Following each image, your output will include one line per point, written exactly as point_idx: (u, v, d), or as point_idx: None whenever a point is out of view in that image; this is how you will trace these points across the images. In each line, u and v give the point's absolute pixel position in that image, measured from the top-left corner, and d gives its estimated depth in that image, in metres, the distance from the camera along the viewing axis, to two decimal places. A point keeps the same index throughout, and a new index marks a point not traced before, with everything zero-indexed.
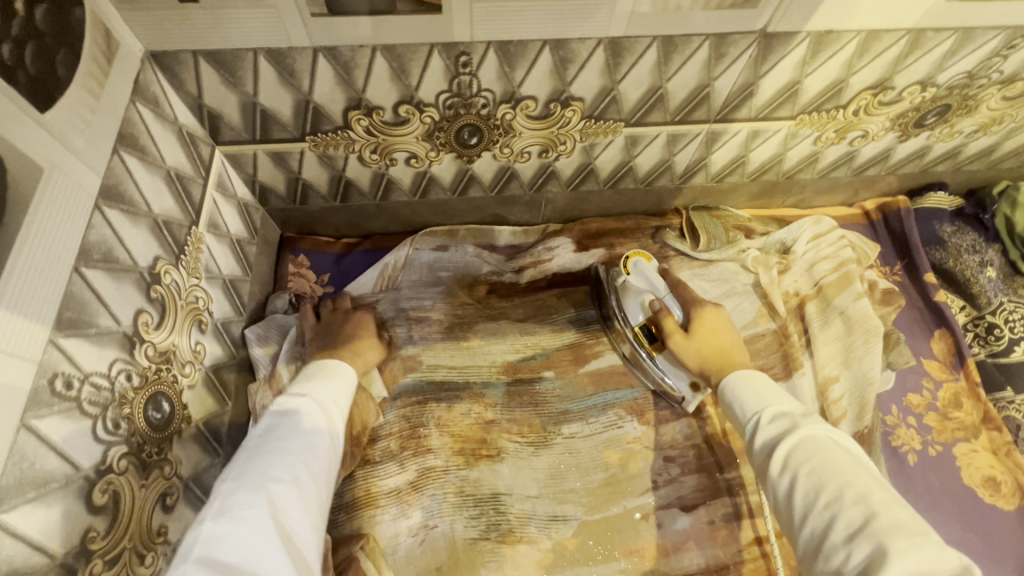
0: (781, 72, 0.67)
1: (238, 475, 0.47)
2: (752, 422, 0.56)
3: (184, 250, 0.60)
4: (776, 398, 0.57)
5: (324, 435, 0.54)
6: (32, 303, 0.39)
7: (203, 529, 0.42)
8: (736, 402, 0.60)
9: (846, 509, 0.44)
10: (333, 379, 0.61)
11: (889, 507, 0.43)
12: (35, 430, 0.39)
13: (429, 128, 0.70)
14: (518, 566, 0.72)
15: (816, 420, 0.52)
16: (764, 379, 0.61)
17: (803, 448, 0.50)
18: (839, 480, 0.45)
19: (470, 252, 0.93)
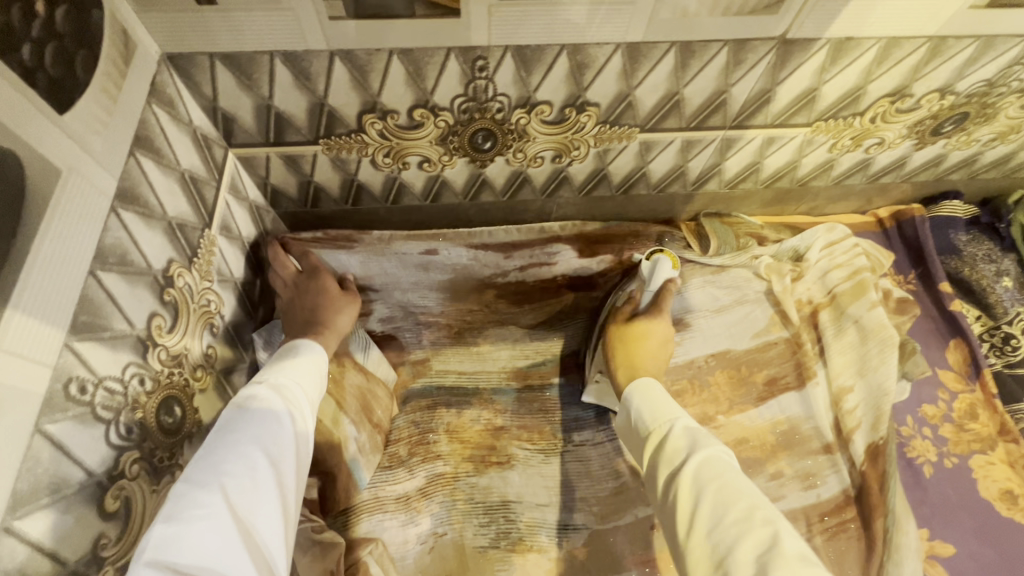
0: (798, 79, 0.66)
1: (191, 471, 0.45)
2: (662, 436, 0.57)
3: (198, 253, 0.60)
4: (680, 415, 0.59)
5: (287, 421, 0.52)
6: (48, 306, 0.39)
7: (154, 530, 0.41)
8: (644, 416, 0.61)
9: (756, 527, 0.45)
10: (298, 367, 0.59)
11: (783, 531, 0.45)
12: (49, 434, 0.38)
13: (443, 132, 0.69)
14: (528, 574, 0.71)
15: (715, 439, 0.54)
16: (665, 394, 0.63)
17: (708, 467, 0.51)
18: (745, 502, 0.47)
19: (465, 254, 0.82)
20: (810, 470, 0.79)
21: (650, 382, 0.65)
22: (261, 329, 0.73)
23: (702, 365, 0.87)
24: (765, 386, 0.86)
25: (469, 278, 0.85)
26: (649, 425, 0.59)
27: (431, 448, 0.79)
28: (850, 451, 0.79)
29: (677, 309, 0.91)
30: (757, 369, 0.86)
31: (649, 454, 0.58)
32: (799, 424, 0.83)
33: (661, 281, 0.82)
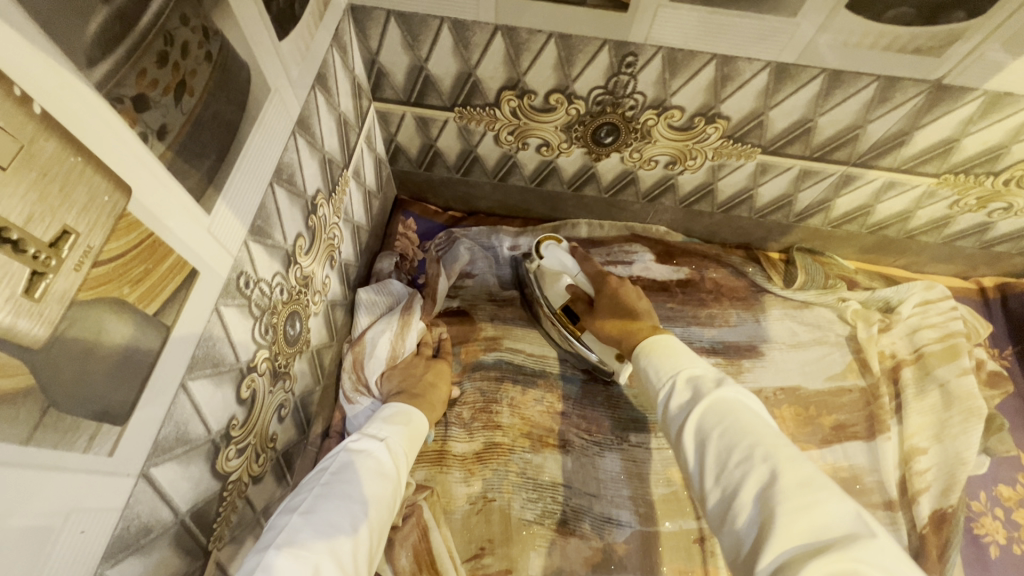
0: (941, 126, 0.65)
1: (306, 511, 0.47)
2: (668, 387, 0.52)
3: (336, 188, 0.65)
4: (693, 363, 0.54)
5: (387, 489, 0.53)
6: (240, 206, 0.43)
7: (267, 558, 0.41)
8: (652, 371, 0.55)
9: (753, 465, 0.41)
10: (407, 427, 0.62)
11: (793, 466, 0.40)
12: (221, 315, 0.43)
13: (571, 119, 0.72)
14: (566, 557, 0.73)
15: (728, 381, 0.49)
16: (679, 342, 0.57)
17: (717, 414, 0.46)
18: (750, 440, 0.43)
19: None
20: None
21: (658, 336, 0.60)
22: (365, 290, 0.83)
23: (770, 397, 0.86)
24: (833, 430, 0.83)
25: None
26: (657, 377, 0.54)
27: (492, 418, 0.82)
28: (913, 512, 0.76)
29: (754, 335, 0.91)
30: (826, 412, 0.84)
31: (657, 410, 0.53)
32: (862, 474, 0.80)
33: (574, 263, 0.84)
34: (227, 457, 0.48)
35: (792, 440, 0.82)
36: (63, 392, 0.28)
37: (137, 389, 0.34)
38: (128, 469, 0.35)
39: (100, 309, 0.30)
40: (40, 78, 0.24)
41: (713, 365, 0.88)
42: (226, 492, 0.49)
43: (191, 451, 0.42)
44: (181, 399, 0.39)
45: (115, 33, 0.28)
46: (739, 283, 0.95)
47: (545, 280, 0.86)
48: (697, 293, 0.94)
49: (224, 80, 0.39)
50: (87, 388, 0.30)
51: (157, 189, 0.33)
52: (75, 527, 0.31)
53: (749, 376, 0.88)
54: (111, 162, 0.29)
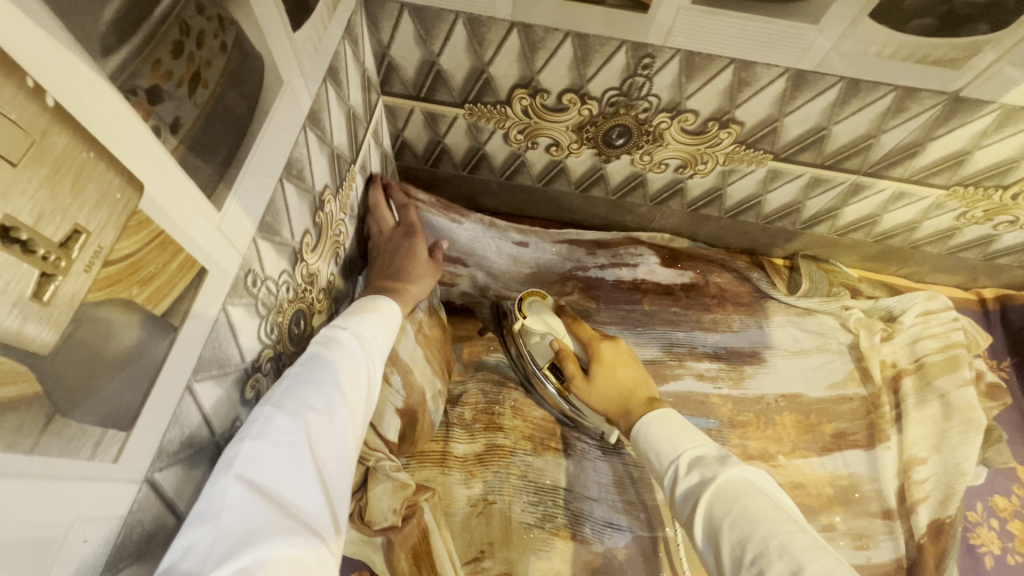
0: (954, 139, 0.65)
1: (278, 396, 0.45)
2: (671, 471, 0.57)
3: (343, 183, 0.64)
4: (694, 443, 0.58)
5: (359, 366, 0.53)
6: (251, 201, 0.42)
7: (246, 447, 0.41)
8: (655, 452, 0.59)
9: (773, 560, 0.45)
10: (377, 315, 0.60)
11: (809, 557, 0.44)
12: (228, 314, 0.42)
13: (583, 120, 0.71)
14: (567, 561, 0.72)
15: (731, 460, 0.54)
16: (681, 419, 0.61)
17: (725, 499, 0.50)
18: (762, 532, 0.47)
19: (548, 249, 0.94)
20: (865, 530, 0.77)
21: (664, 408, 0.64)
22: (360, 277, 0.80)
23: (771, 404, 0.86)
24: (833, 438, 0.84)
25: (551, 271, 0.95)
26: (660, 462, 0.58)
27: (494, 419, 0.83)
28: (911, 522, 0.76)
29: (756, 342, 0.91)
30: (827, 420, 0.85)
31: (665, 490, 0.57)
32: (861, 483, 0.80)
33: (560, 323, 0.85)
34: None
35: (793, 448, 0.83)
36: (69, 397, 0.27)
37: (144, 393, 0.33)
38: (132, 476, 0.33)
39: (110, 309, 0.29)
40: (52, 62, 0.23)
41: (715, 370, 0.88)
42: None
43: (195, 455, 0.40)
44: (187, 401, 0.38)
45: (131, 21, 0.27)
46: (743, 288, 0.94)
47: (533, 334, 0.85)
48: (701, 298, 0.94)
49: (237, 72, 0.38)
50: (94, 393, 0.29)
51: (169, 185, 0.31)
52: (77, 536, 0.29)
53: (751, 383, 0.88)
54: (123, 157, 0.27)
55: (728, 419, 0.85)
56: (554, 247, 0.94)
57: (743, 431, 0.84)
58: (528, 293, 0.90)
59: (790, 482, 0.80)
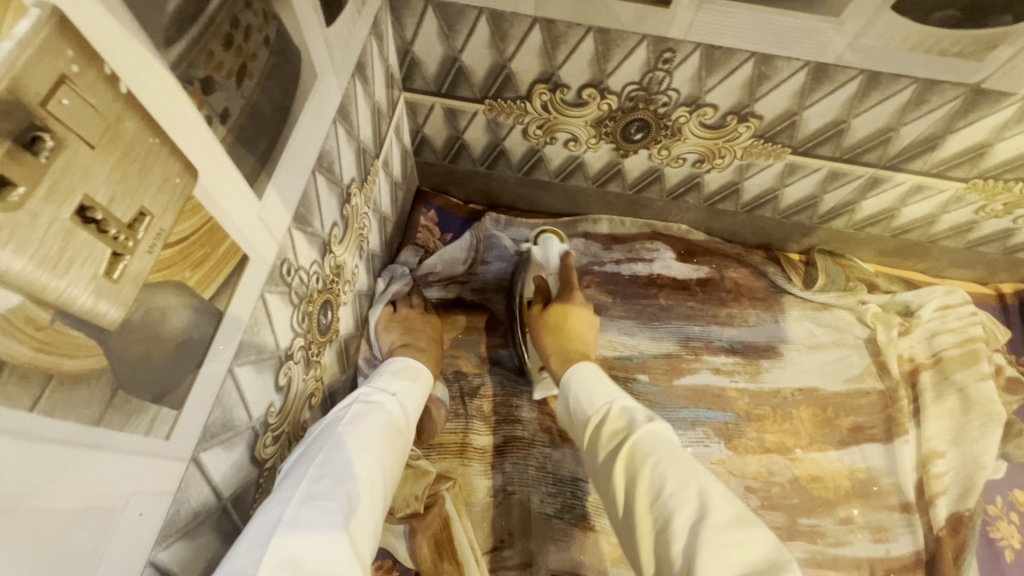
0: (975, 131, 0.65)
1: (322, 462, 0.44)
2: (601, 416, 0.54)
3: (367, 177, 0.65)
4: (622, 393, 0.56)
5: (399, 439, 0.52)
6: (287, 192, 0.43)
7: (290, 512, 0.39)
8: (583, 398, 0.57)
9: (682, 506, 0.42)
10: (416, 383, 0.61)
11: (715, 503, 0.42)
12: (266, 302, 0.43)
13: (601, 115, 0.72)
14: (586, 551, 0.73)
15: (655, 414, 0.51)
16: (601, 371, 0.59)
17: (640, 445, 0.48)
18: (678, 477, 0.44)
19: (568, 245, 0.96)
20: (883, 523, 0.77)
21: (587, 364, 0.61)
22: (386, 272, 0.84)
23: (788, 397, 0.86)
24: (850, 432, 0.84)
25: None
26: (588, 409, 0.55)
27: (512, 412, 0.83)
28: (930, 515, 0.76)
29: (773, 336, 0.91)
30: (844, 414, 0.85)
31: (588, 439, 0.54)
32: (879, 476, 0.80)
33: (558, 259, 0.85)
34: (264, 444, 0.48)
35: (810, 441, 0.83)
36: (130, 374, 0.28)
37: (192, 373, 0.34)
38: (180, 453, 0.34)
39: (166, 291, 0.30)
40: (123, 52, 0.24)
41: (732, 364, 0.89)
42: (262, 477, 0.49)
43: (234, 437, 0.42)
44: (228, 384, 0.39)
45: (191, 14, 0.28)
46: (759, 283, 0.95)
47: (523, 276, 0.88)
48: (717, 292, 0.94)
49: (279, 65, 0.39)
50: (150, 372, 0.30)
51: (218, 173, 0.33)
52: (134, 509, 0.31)
53: (767, 376, 0.88)
54: (182, 142, 0.28)
55: (745, 412, 0.85)
56: (570, 244, 0.96)
57: (760, 425, 0.84)
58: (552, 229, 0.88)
59: (807, 475, 0.81)
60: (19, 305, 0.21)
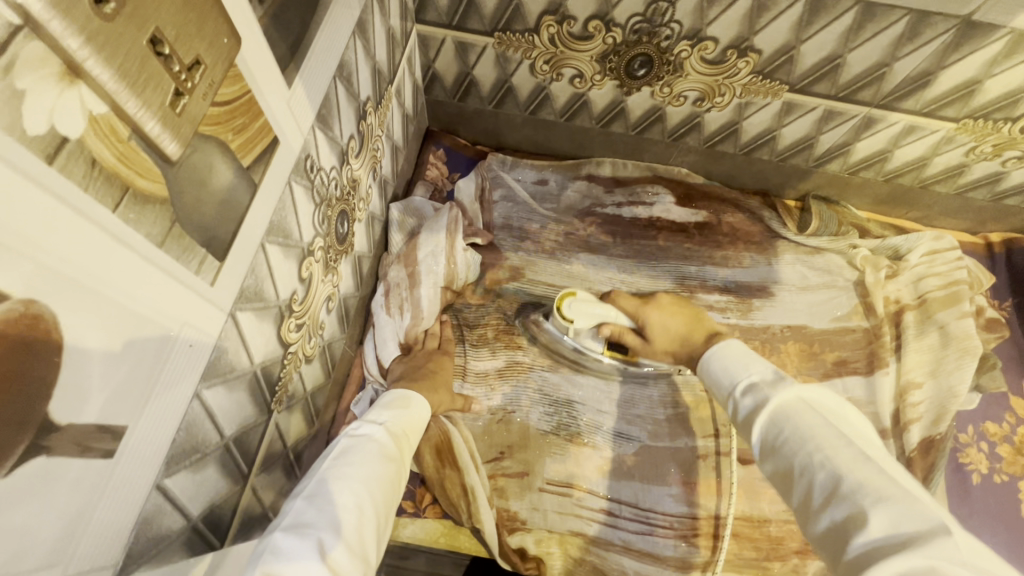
0: (965, 67, 0.68)
1: (309, 495, 0.46)
2: (733, 397, 0.52)
3: (382, 101, 0.68)
4: (757, 368, 0.53)
5: (392, 468, 0.53)
6: (313, 88, 0.47)
7: (272, 538, 0.42)
8: (718, 379, 0.56)
9: (818, 472, 0.40)
10: (407, 411, 0.62)
11: (862, 471, 0.38)
12: (292, 190, 0.47)
13: (607, 49, 0.75)
14: (579, 464, 0.79)
15: (790, 380, 0.48)
16: (745, 350, 0.56)
17: (778, 423, 0.45)
18: (812, 444, 0.41)
19: (571, 187, 0.99)
20: None
21: (732, 343, 0.58)
22: (400, 201, 0.89)
23: (777, 333, 0.91)
24: (834, 365, 0.88)
25: (572, 207, 0.98)
26: (723, 388, 0.54)
27: (514, 339, 0.87)
28: (904, 440, 0.81)
29: (766, 277, 0.94)
30: (829, 349, 0.89)
31: (729, 414, 0.53)
32: (859, 406, 0.85)
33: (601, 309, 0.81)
34: (289, 328, 0.52)
35: (796, 373, 0.88)
36: (186, 212, 0.33)
37: (232, 231, 0.38)
38: (221, 304, 0.39)
39: (215, 147, 0.34)
40: None
41: (725, 302, 0.93)
42: (286, 359, 0.54)
43: (264, 310, 0.46)
44: (260, 257, 0.44)
45: None
46: (754, 228, 0.98)
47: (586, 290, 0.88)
48: (714, 236, 0.97)
49: None
50: (201, 218, 0.34)
51: (257, 49, 0.37)
52: (187, 339, 0.35)
53: (758, 314, 0.92)
54: (230, 9, 0.32)
55: None
56: (574, 185, 0.99)
57: None
58: (563, 295, 0.83)
59: None
60: (104, 113, 0.25)
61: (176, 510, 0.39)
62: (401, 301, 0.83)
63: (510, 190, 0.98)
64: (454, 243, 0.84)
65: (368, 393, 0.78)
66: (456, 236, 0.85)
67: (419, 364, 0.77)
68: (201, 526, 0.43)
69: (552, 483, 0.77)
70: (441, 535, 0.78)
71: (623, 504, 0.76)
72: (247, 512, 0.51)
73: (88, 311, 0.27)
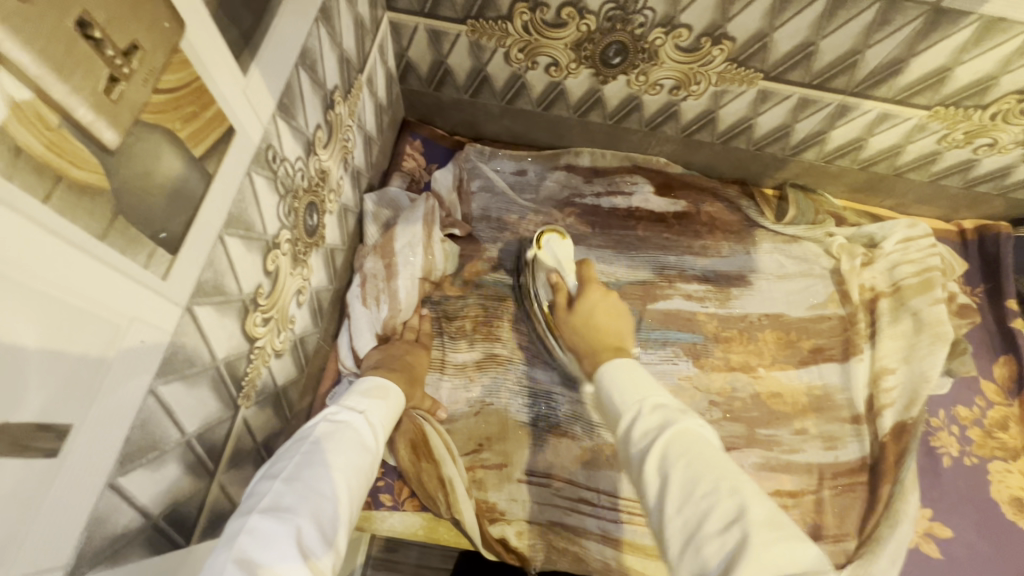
0: (936, 54, 0.68)
1: (288, 478, 0.46)
2: (631, 415, 0.49)
3: (351, 90, 0.67)
4: (658, 391, 0.51)
5: (369, 457, 0.52)
6: (272, 76, 0.46)
7: (250, 524, 0.41)
8: (615, 394, 0.52)
9: (721, 501, 0.40)
10: (386, 401, 0.60)
11: (757, 503, 0.40)
12: (253, 181, 0.46)
13: (581, 37, 0.74)
14: (558, 453, 0.79)
15: (692, 411, 0.48)
16: (644, 371, 0.54)
17: (675, 448, 0.44)
18: (714, 474, 0.41)
19: (550, 177, 0.99)
20: (835, 433, 0.83)
21: (630, 360, 0.56)
22: (373, 191, 0.87)
23: (754, 322, 0.91)
24: (811, 353, 0.89)
25: (551, 197, 0.98)
26: (620, 403, 0.51)
27: (493, 331, 0.86)
28: (877, 425, 0.82)
29: (744, 266, 0.95)
30: (806, 337, 0.90)
31: (616, 435, 0.50)
32: (834, 392, 0.86)
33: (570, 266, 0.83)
34: (254, 322, 0.51)
35: (772, 361, 0.89)
36: (130, 203, 0.32)
37: (185, 223, 0.37)
38: (175, 297, 0.38)
39: (160, 136, 0.33)
40: None
41: (703, 291, 0.93)
42: (253, 355, 0.52)
43: (226, 304, 0.45)
44: (219, 249, 0.43)
45: None
46: (733, 217, 0.98)
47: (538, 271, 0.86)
48: (693, 225, 0.97)
49: None
50: (148, 209, 0.33)
51: (206, 35, 0.36)
52: (137, 335, 0.34)
53: (736, 303, 0.93)
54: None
55: (713, 334, 0.90)
56: (553, 176, 0.99)
57: (726, 345, 0.90)
58: (549, 229, 0.87)
59: (768, 391, 0.87)
60: (30, 100, 0.24)
61: (133, 509, 0.38)
62: (377, 292, 0.82)
63: (488, 181, 0.97)
64: (431, 234, 0.84)
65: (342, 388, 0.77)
66: (434, 226, 0.85)
67: (397, 353, 0.77)
68: (163, 524, 0.42)
69: (531, 473, 0.78)
70: (420, 528, 0.76)
71: (602, 493, 0.77)
72: (217, 508, 0.51)
73: (20, 305, 0.26)
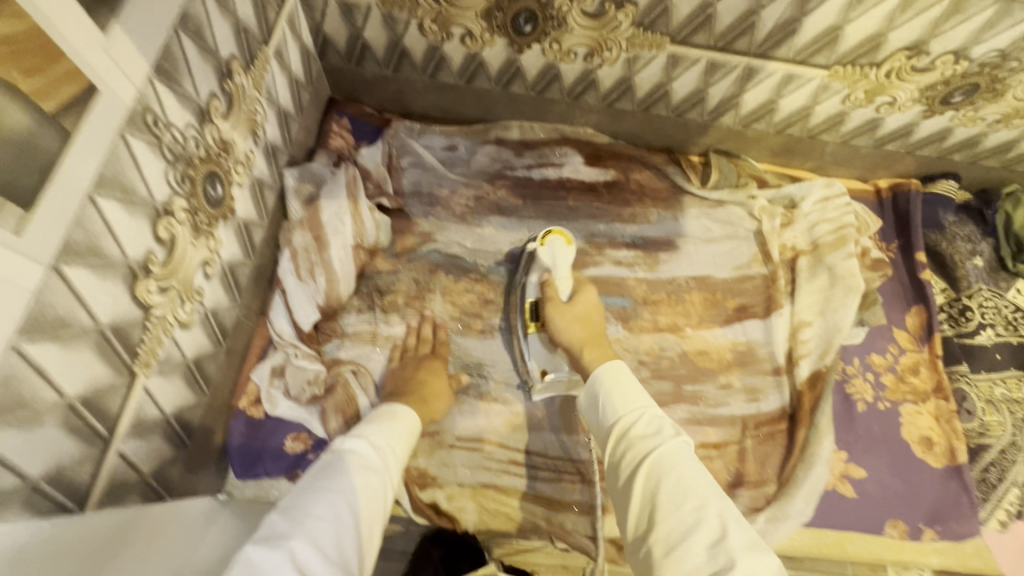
0: (825, 13, 0.71)
1: (285, 508, 0.48)
2: (623, 427, 0.56)
3: (254, 61, 0.66)
4: (648, 406, 0.57)
5: (376, 480, 0.54)
6: (142, 36, 0.46)
7: (245, 550, 0.43)
8: (609, 404, 0.59)
9: (704, 522, 0.46)
10: (391, 427, 0.63)
11: (738, 526, 0.46)
12: (129, 144, 0.46)
13: (489, 5, 0.75)
14: (489, 418, 0.81)
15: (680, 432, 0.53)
16: (634, 383, 0.60)
17: (663, 471, 0.50)
18: (700, 499, 0.47)
19: (482, 152, 0.99)
20: (757, 385, 0.87)
21: (618, 366, 0.62)
22: (295, 165, 0.85)
23: (682, 284, 0.94)
24: (735, 312, 0.92)
25: (483, 171, 0.98)
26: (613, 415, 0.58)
27: (425, 304, 0.87)
28: (794, 374, 0.87)
29: (671, 232, 0.97)
30: (730, 296, 0.93)
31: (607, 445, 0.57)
32: (756, 347, 0.90)
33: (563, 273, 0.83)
34: (149, 290, 0.51)
35: (699, 321, 0.92)
36: None
37: (39, 179, 0.37)
38: (35, 255, 0.38)
39: None
40: None
41: (632, 258, 0.95)
42: (151, 323, 0.52)
43: (108, 268, 0.45)
44: (90, 211, 0.43)
45: None
46: (661, 185, 1.00)
47: (531, 267, 0.85)
48: (622, 194, 0.99)
49: None
50: None
51: None
52: None
53: (664, 267, 0.95)
54: None
55: (642, 298, 0.92)
56: (483, 150, 0.99)
57: (655, 309, 0.92)
58: (555, 231, 0.86)
59: (695, 349, 0.90)
60: None
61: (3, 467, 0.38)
62: (312, 265, 0.80)
63: (418, 156, 0.97)
64: (358, 203, 0.84)
65: (269, 362, 0.77)
66: (359, 197, 0.85)
67: None
68: (45, 487, 0.42)
69: (462, 439, 0.79)
70: None
71: (532, 454, 0.79)
72: (116, 476, 0.51)
73: None
